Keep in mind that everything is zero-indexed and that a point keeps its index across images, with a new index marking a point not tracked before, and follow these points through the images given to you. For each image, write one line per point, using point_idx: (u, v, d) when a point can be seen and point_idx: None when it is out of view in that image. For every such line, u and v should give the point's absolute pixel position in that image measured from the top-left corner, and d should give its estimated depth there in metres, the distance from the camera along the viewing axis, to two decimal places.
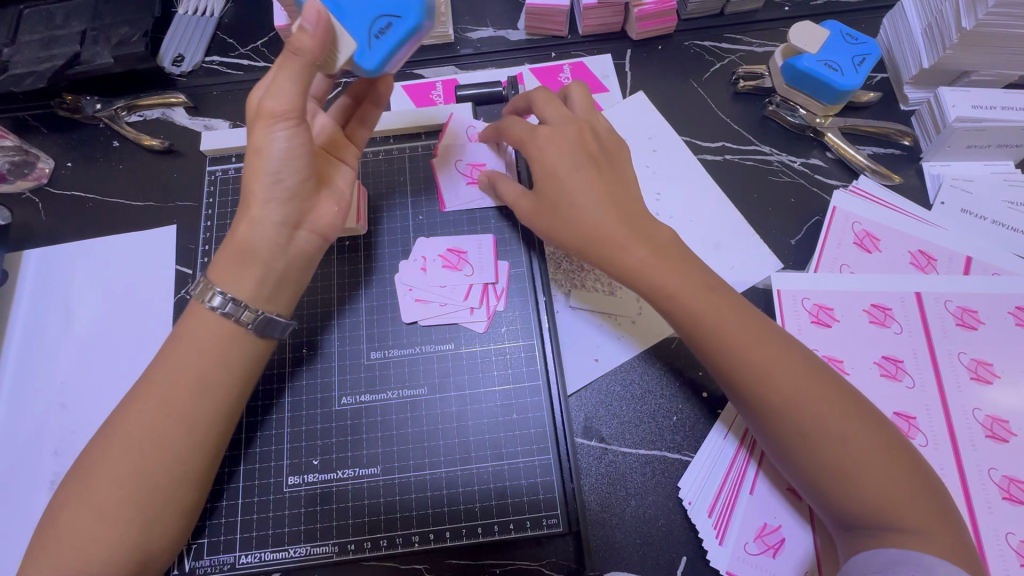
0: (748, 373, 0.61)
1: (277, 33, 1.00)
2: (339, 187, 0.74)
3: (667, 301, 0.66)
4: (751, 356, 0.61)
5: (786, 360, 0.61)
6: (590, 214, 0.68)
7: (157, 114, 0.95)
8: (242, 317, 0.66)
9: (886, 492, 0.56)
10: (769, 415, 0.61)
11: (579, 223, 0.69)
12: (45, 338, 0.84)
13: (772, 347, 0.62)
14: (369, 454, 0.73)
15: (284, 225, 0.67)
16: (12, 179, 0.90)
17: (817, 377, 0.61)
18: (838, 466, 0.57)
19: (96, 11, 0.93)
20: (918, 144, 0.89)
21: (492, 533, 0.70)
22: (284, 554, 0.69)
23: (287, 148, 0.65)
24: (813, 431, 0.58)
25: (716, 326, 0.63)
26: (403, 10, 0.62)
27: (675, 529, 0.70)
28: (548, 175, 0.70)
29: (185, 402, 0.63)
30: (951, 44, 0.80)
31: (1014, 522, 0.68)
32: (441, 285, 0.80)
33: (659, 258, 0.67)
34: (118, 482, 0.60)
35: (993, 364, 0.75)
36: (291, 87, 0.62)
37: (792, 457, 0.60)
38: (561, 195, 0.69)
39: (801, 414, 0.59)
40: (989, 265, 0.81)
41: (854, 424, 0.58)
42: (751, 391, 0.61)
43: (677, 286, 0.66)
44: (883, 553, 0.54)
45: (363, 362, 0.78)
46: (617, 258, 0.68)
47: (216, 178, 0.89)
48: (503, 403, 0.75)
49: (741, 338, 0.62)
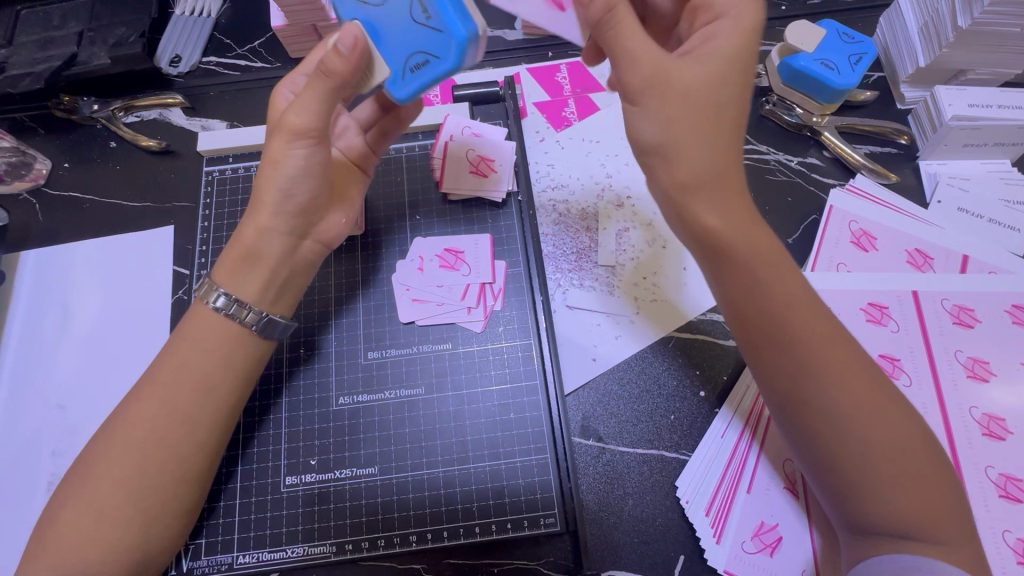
0: (822, 373, 0.53)
1: (274, 33, 1.00)
2: (348, 201, 0.75)
3: (750, 280, 0.55)
4: (827, 355, 0.53)
5: (861, 364, 0.54)
6: (721, 150, 0.54)
7: (155, 114, 0.95)
8: (246, 318, 0.66)
9: (929, 514, 0.52)
10: (832, 422, 0.53)
11: (699, 143, 0.54)
12: (43, 339, 0.83)
13: (850, 348, 0.55)
14: (366, 454, 0.73)
15: (293, 236, 0.68)
16: (9, 180, 0.90)
17: (883, 385, 0.55)
18: (891, 483, 0.52)
19: (94, 12, 0.94)
20: (914, 143, 0.89)
21: (490, 532, 0.69)
22: (281, 554, 0.69)
23: (302, 166, 0.64)
24: (875, 441, 0.53)
25: (772, 298, 0.55)
26: (441, 51, 0.59)
27: (672, 528, 0.70)
28: (700, 75, 0.54)
29: (188, 403, 0.63)
30: (947, 43, 0.80)
31: (1011, 520, 0.68)
32: (437, 285, 0.81)
33: (753, 226, 0.56)
34: (118, 483, 0.60)
35: (990, 362, 0.75)
36: (319, 105, 0.62)
37: (839, 469, 0.54)
38: (705, 107, 0.54)
39: (866, 423, 0.53)
40: (985, 263, 0.81)
41: (899, 427, 0.53)
42: (805, 375, 0.54)
43: (774, 259, 0.55)
44: (902, 558, 0.52)
45: (361, 362, 0.78)
46: (718, 207, 0.55)
47: (213, 179, 0.91)
48: (500, 403, 0.75)
49: (798, 316, 0.54)
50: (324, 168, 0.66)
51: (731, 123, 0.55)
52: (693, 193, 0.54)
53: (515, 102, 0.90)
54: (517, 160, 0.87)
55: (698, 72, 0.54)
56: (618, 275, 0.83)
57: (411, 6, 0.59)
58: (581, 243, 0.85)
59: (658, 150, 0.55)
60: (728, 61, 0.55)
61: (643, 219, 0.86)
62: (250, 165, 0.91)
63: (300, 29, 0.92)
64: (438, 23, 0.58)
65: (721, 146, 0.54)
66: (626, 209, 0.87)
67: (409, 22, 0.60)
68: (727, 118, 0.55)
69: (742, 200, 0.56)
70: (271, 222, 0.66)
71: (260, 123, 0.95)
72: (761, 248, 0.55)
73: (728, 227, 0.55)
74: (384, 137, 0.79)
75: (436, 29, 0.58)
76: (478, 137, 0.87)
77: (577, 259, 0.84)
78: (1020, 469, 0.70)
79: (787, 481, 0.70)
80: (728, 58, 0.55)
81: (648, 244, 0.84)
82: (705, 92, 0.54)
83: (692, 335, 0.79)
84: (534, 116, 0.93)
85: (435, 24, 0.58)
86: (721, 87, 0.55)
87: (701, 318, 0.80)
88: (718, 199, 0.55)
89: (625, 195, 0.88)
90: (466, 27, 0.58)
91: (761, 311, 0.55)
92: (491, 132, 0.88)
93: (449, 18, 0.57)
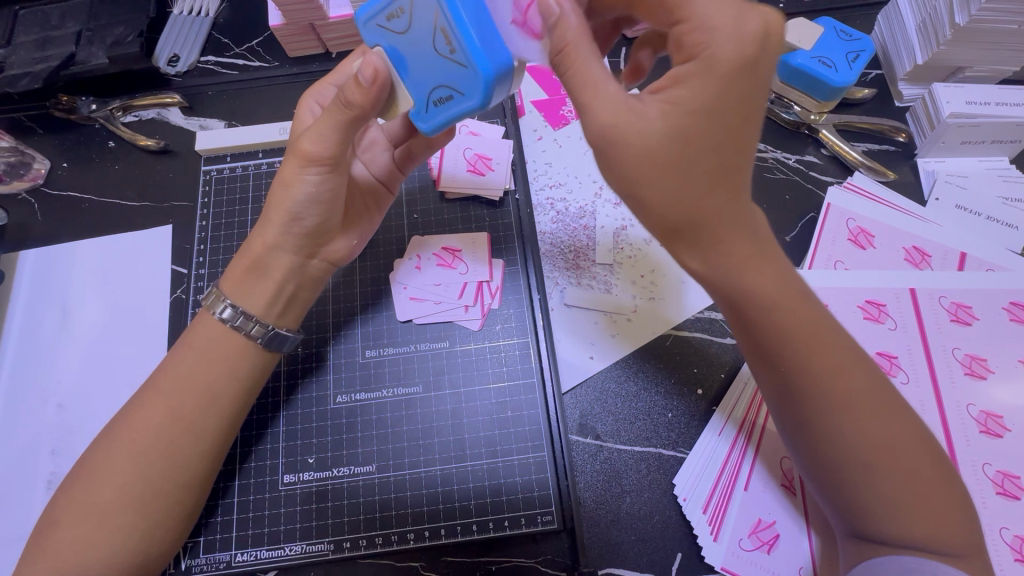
0: (824, 404, 0.53)
1: (272, 32, 1.00)
2: (360, 223, 0.76)
3: (755, 320, 0.54)
4: (832, 387, 0.53)
5: (870, 392, 0.54)
6: (703, 199, 0.50)
7: (153, 114, 0.95)
8: (250, 331, 0.67)
9: (939, 534, 0.52)
10: (834, 446, 0.54)
11: (664, 200, 0.51)
12: (42, 339, 0.84)
13: (860, 378, 0.54)
14: (364, 453, 0.73)
15: (300, 253, 0.69)
16: (9, 180, 0.91)
17: (894, 412, 0.54)
18: (898, 505, 0.53)
19: (92, 13, 0.94)
20: (912, 140, 0.88)
21: (487, 530, 0.70)
22: (279, 552, 0.70)
23: (314, 194, 0.65)
24: (881, 467, 0.53)
25: (772, 326, 0.53)
26: (467, 90, 0.55)
27: (670, 525, 0.70)
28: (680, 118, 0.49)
29: (192, 411, 0.64)
30: (944, 40, 0.80)
31: (1009, 517, 0.68)
32: (435, 284, 0.81)
33: (757, 263, 0.53)
34: (120, 488, 0.60)
35: (987, 360, 0.75)
36: (333, 133, 0.62)
37: (846, 492, 0.54)
38: (671, 164, 0.50)
39: (873, 451, 0.53)
40: (982, 261, 0.81)
41: (908, 447, 0.53)
42: (806, 401, 0.54)
43: (781, 295, 0.53)
44: (896, 561, 0.52)
45: (359, 360, 0.78)
46: (710, 254, 0.52)
47: (212, 178, 0.91)
48: (497, 401, 0.76)
49: (800, 343, 0.53)
50: (336, 194, 0.67)
51: (710, 176, 0.51)
52: (672, 241, 0.53)
53: (512, 101, 0.92)
54: (515, 158, 0.88)
55: (659, 125, 0.49)
56: (616, 274, 0.83)
57: (434, 37, 0.54)
58: (578, 240, 0.85)
59: (630, 199, 0.53)
60: (696, 115, 0.49)
61: None
62: (248, 164, 0.92)
63: (298, 28, 0.92)
64: (462, 58, 0.53)
65: (690, 201, 0.51)
66: (624, 208, 0.87)
67: (432, 53, 0.56)
68: (701, 171, 0.50)
69: (747, 234, 0.52)
70: (286, 238, 0.67)
71: (257, 122, 0.95)
72: (767, 283, 0.53)
73: (728, 266, 0.52)
74: (411, 158, 0.79)
75: (461, 64, 0.54)
76: (475, 138, 0.89)
77: (574, 259, 0.84)
78: (1018, 466, 0.70)
79: (784, 478, 0.70)
80: (696, 110, 0.49)
81: (646, 243, 0.85)
82: (669, 149, 0.49)
83: (688, 334, 0.79)
84: (531, 115, 0.93)
85: (459, 59, 0.54)
86: (693, 139, 0.50)
87: (698, 317, 0.80)
88: (704, 247, 0.52)
89: None
90: (494, 66, 0.53)
91: (766, 347, 0.54)
92: (489, 133, 0.89)
93: (475, 54, 0.52)
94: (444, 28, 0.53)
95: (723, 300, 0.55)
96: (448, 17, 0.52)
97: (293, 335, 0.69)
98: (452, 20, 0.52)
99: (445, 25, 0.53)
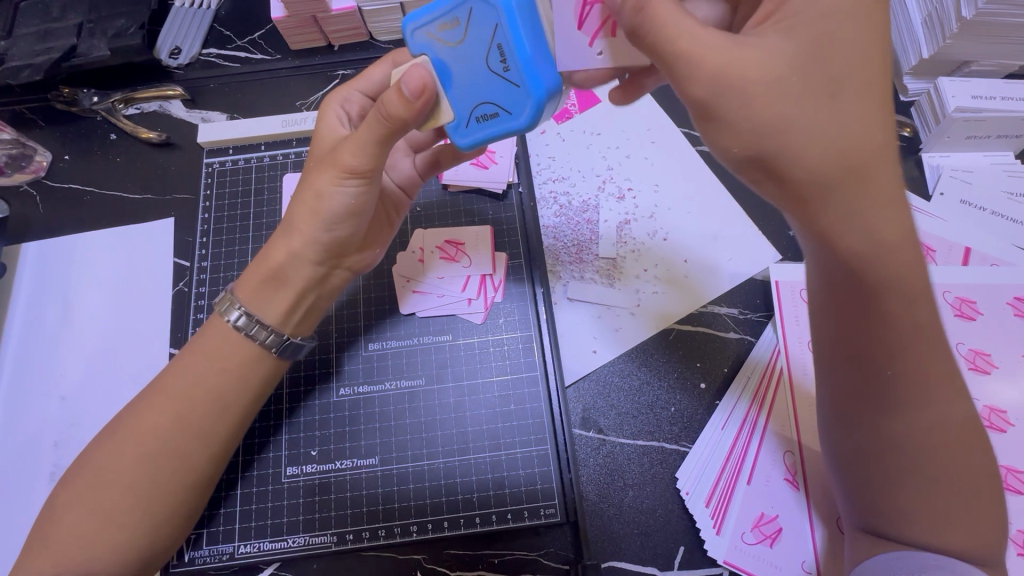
0: (906, 408, 0.52)
1: (274, 24, 1.00)
2: (380, 237, 0.76)
3: (889, 309, 0.50)
4: (928, 394, 0.51)
5: (957, 405, 0.52)
6: (867, 139, 0.47)
7: (155, 107, 0.95)
8: (266, 341, 0.66)
9: (973, 545, 0.52)
10: (900, 451, 0.53)
11: (814, 148, 0.46)
12: (44, 331, 0.83)
13: (951, 390, 0.52)
14: (367, 445, 0.73)
15: (324, 266, 0.68)
16: (10, 172, 0.90)
17: (970, 427, 0.53)
18: (942, 509, 0.52)
19: (94, 4, 0.93)
20: (917, 135, 0.88)
21: (490, 523, 0.70)
22: (281, 544, 0.70)
23: (348, 204, 0.63)
24: (938, 472, 0.52)
25: (896, 326, 0.50)
26: (515, 107, 0.54)
27: (672, 519, 0.70)
28: (754, 91, 0.47)
29: (202, 415, 0.63)
30: (951, 34, 0.80)
31: (1013, 512, 0.68)
32: (439, 277, 0.81)
33: (905, 253, 0.49)
34: (127, 490, 0.61)
35: (992, 355, 0.75)
36: (375, 150, 0.60)
37: (883, 491, 0.55)
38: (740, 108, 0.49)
39: (932, 458, 0.52)
40: (987, 256, 0.81)
41: (971, 464, 0.52)
42: (897, 402, 0.52)
43: (919, 290, 0.50)
44: (918, 557, 0.53)
45: (361, 353, 0.78)
46: (862, 221, 0.48)
47: (214, 171, 0.91)
48: (500, 394, 0.76)
49: (914, 346, 0.51)
50: (366, 205, 0.65)
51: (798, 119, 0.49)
52: None
53: None
54: (517, 152, 0.88)
55: None
56: (618, 267, 0.83)
57: (489, 52, 0.53)
58: (581, 235, 0.85)
59: None
60: None
61: (644, 213, 0.86)
62: (250, 157, 0.92)
63: (300, 20, 0.91)
64: (516, 77, 0.53)
65: (850, 140, 0.46)
66: (628, 201, 0.86)
67: (483, 68, 0.54)
68: None
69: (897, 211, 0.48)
70: (300, 250, 0.65)
71: (259, 115, 0.95)
72: (901, 273, 0.49)
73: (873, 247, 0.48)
74: (434, 165, 0.79)
75: (513, 82, 0.53)
76: None
77: (577, 254, 0.84)
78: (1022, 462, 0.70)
79: (788, 472, 0.70)
80: None
81: (647, 238, 0.84)
82: None
83: (692, 327, 0.79)
84: None
85: (512, 77, 0.53)
86: None
87: (701, 311, 0.80)
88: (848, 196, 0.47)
89: (626, 187, 0.87)
90: (544, 85, 0.53)
91: (874, 343, 0.51)
92: None
93: (528, 72, 0.52)
94: (500, 45, 0.52)
95: (843, 282, 0.51)
96: (505, 37, 0.52)
97: (304, 342, 0.69)
98: (512, 37, 0.52)
99: (501, 44, 0.52)
